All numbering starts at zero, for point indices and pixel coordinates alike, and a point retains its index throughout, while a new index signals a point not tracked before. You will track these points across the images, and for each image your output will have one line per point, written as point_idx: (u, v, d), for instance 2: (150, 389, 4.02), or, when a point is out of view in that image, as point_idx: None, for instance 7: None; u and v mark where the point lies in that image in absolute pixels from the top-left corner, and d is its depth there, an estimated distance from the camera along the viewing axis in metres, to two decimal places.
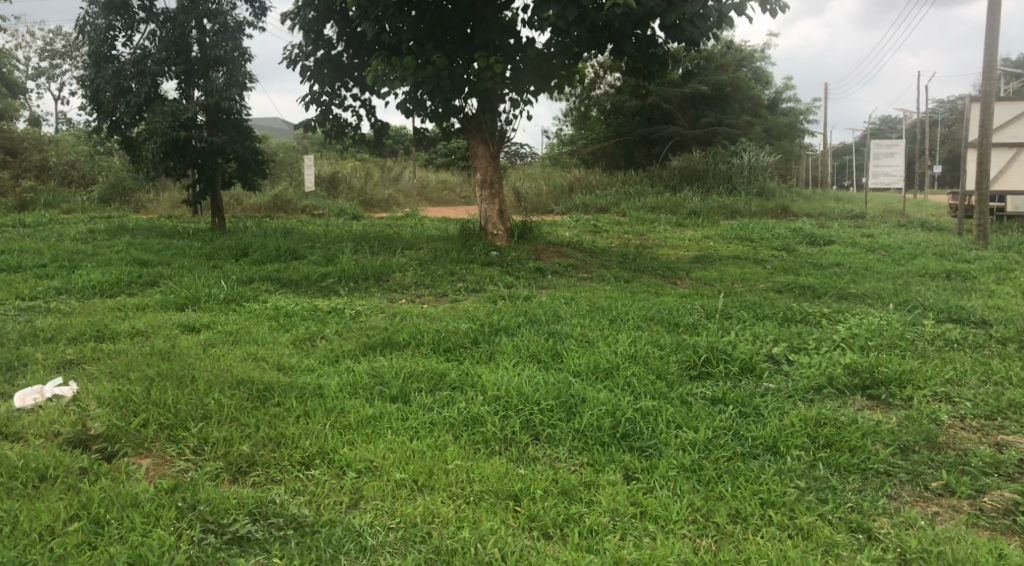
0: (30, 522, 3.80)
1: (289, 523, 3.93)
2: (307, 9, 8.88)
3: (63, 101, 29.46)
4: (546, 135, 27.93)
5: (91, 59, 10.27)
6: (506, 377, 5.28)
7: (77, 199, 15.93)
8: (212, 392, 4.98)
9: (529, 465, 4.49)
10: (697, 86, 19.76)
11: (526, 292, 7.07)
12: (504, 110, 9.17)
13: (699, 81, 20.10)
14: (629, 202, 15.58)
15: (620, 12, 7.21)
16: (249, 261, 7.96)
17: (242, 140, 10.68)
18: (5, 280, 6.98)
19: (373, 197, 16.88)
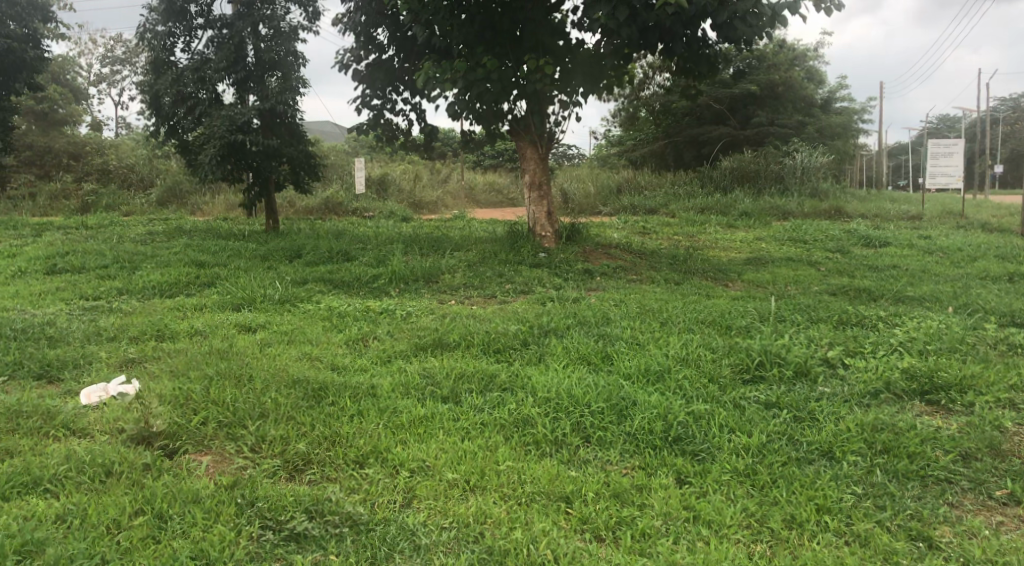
0: (99, 515, 3.92)
1: (344, 520, 3.99)
2: (358, 13, 9.00)
3: (123, 106, 30.31)
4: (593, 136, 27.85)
5: (152, 66, 10.53)
6: (557, 379, 5.29)
7: (136, 201, 16.38)
8: (269, 391, 5.07)
9: (580, 467, 4.49)
10: (747, 86, 19.51)
11: (575, 294, 7.08)
12: (554, 112, 9.17)
13: (750, 80, 19.86)
14: (678, 203, 15.45)
15: (671, 12, 7.14)
16: (303, 263, 8.09)
17: (296, 143, 10.86)
18: (71, 281, 7.20)
19: (422, 199, 17.05)
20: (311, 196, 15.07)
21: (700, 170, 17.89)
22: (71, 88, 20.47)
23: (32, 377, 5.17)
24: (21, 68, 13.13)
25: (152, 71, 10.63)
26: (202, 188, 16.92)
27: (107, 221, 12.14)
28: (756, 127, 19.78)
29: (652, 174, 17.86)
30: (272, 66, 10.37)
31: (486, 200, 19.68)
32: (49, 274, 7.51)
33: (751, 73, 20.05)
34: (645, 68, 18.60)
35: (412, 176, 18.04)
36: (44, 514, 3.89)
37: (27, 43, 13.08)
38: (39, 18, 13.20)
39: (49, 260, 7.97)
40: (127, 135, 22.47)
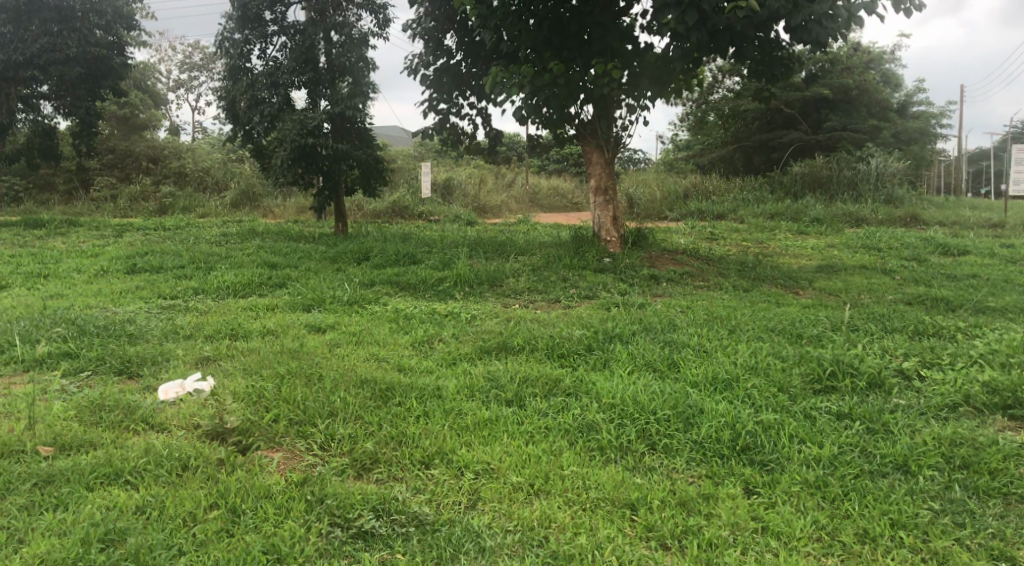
0: (175, 508, 4.03)
1: (410, 520, 4.04)
2: (427, 19, 9.14)
3: (200, 111, 31.29)
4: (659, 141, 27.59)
5: (228, 72, 10.83)
6: (622, 385, 5.25)
7: (210, 203, 16.85)
8: (338, 390, 5.17)
9: (646, 475, 4.46)
10: (819, 89, 19.07)
11: (640, 299, 7.01)
12: (620, 117, 9.12)
13: (822, 84, 19.43)
14: (746, 209, 15.22)
15: (742, 16, 7.04)
16: (371, 265, 8.22)
17: (365, 148, 11.04)
18: (149, 280, 7.43)
19: (487, 203, 17.14)
20: (378, 200, 15.31)
21: (770, 176, 17.56)
22: (150, 93, 21.24)
23: (114, 372, 5.36)
24: (107, 75, 13.68)
25: (228, 77, 10.93)
26: (274, 191, 17.31)
27: (183, 223, 12.54)
28: (828, 132, 19.32)
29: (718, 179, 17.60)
30: (343, 71, 10.57)
31: (549, 204, 19.67)
32: (129, 273, 7.80)
33: (824, 76, 19.60)
34: (713, 72, 19.63)
35: (477, 180, 18.14)
36: (125, 505, 4.03)
37: (112, 49, 13.66)
38: (123, 27, 13.73)
39: (129, 260, 8.27)
40: (203, 140, 23.16)
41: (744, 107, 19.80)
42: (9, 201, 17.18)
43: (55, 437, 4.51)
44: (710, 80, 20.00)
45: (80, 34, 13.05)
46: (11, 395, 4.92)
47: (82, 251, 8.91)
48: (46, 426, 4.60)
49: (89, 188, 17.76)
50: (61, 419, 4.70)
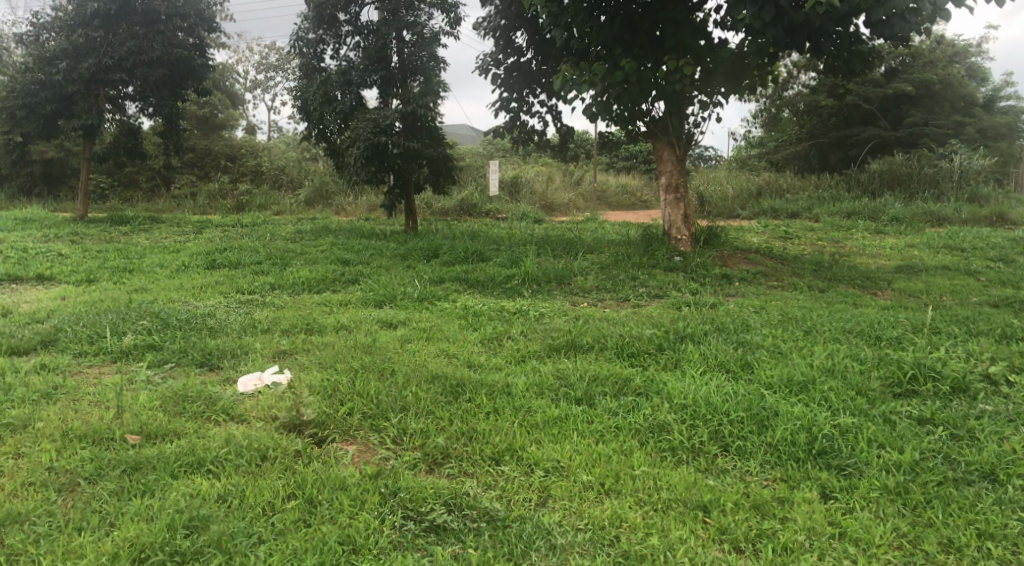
0: (255, 497, 4.15)
1: (482, 516, 4.08)
2: (498, 17, 9.18)
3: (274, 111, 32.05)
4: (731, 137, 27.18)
5: (304, 72, 11.08)
6: (694, 386, 5.18)
7: (285, 201, 17.21)
8: (410, 385, 5.24)
9: (718, 477, 4.40)
10: (901, 85, 18.50)
11: (712, 299, 6.91)
12: (692, 114, 8.99)
13: (905, 79, 18.85)
14: (823, 207, 14.89)
15: (822, 12, 6.89)
16: (440, 262, 8.30)
17: (436, 146, 11.16)
18: (228, 276, 7.65)
19: (554, 201, 17.12)
20: (446, 198, 15.43)
21: (847, 174, 17.12)
22: (228, 93, 21.84)
23: (196, 364, 5.53)
24: (189, 76, 14.12)
25: (302, 77, 11.20)
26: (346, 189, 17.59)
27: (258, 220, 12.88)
28: (908, 128, 18.68)
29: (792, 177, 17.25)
30: (414, 71, 10.71)
31: (617, 202, 19.51)
32: (209, 268, 8.03)
33: (906, 71, 19.01)
34: (789, 67, 19.66)
35: (544, 178, 18.15)
36: (207, 493, 4.15)
37: (194, 52, 14.05)
38: (205, 29, 14.15)
39: (209, 255, 8.51)
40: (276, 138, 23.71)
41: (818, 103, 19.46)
42: (96, 198, 17.92)
43: (141, 425, 4.66)
44: (785, 75, 19.75)
45: (164, 37, 13.47)
46: (101, 385, 5.11)
47: (164, 247, 9.22)
48: (133, 414, 4.76)
49: (169, 186, 18.40)
50: (148, 407, 4.87)
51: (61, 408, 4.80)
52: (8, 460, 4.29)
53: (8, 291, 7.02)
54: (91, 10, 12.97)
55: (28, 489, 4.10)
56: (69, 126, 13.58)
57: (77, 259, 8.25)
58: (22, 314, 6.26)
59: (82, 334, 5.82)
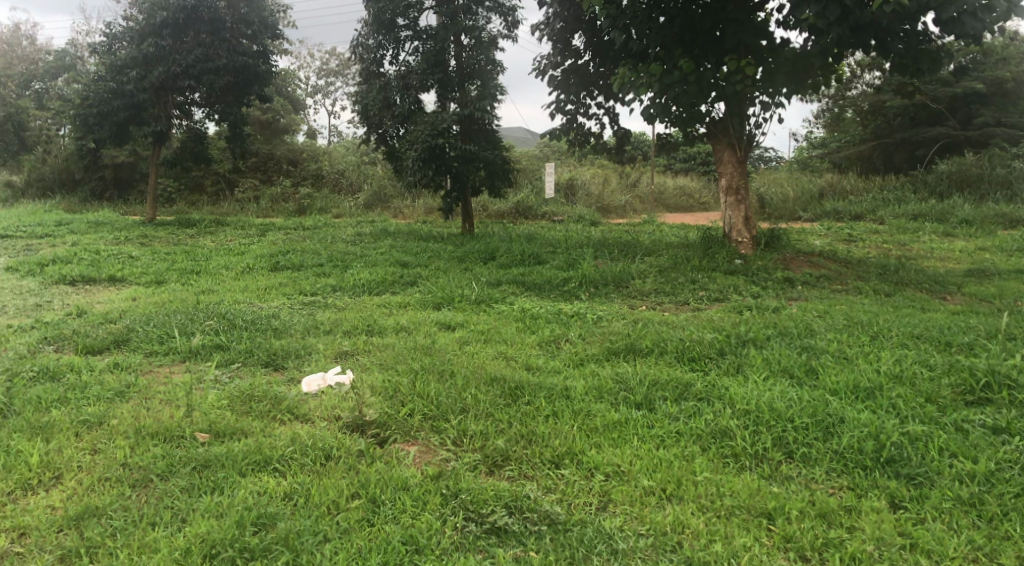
0: (320, 495, 4.21)
1: (542, 519, 4.07)
2: (556, 20, 9.18)
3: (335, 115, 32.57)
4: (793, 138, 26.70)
5: (364, 77, 11.23)
6: (757, 392, 5.10)
7: (345, 204, 17.45)
8: (469, 387, 5.27)
9: (782, 484, 4.33)
10: (972, 83, 17.92)
11: (775, 303, 6.81)
12: (754, 114, 8.86)
13: (976, 77, 18.27)
14: (888, 210, 14.53)
15: (890, 10, 6.74)
16: (498, 265, 8.34)
17: (493, 148, 11.19)
18: (291, 278, 7.80)
19: (610, 203, 17.05)
20: (503, 201, 15.49)
21: (914, 176, 16.67)
22: (290, 98, 22.25)
23: (262, 364, 5.64)
24: (253, 82, 14.45)
25: (362, 81, 11.36)
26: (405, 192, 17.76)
27: (319, 223, 13.14)
28: (979, 127, 18.06)
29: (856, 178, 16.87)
30: (472, 74, 10.78)
31: (676, 204, 19.31)
32: (273, 270, 8.21)
33: (977, 68, 18.41)
34: (854, 66, 19.38)
35: (601, 181, 18.09)
36: (274, 491, 4.23)
37: (258, 58, 14.38)
38: (269, 36, 14.48)
39: (273, 258, 8.69)
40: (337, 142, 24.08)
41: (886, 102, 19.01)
42: (163, 201, 18.48)
43: (211, 424, 4.77)
44: (850, 75, 19.51)
45: (229, 44, 13.80)
46: (171, 384, 5.25)
47: (229, 249, 9.44)
48: (202, 413, 4.88)
49: (232, 189, 18.87)
50: (216, 406, 4.98)
51: (133, 405, 4.95)
52: (85, 455, 4.43)
53: (83, 291, 7.28)
54: (160, 19, 13.32)
55: (104, 484, 4.22)
56: (139, 132, 14.03)
57: (147, 261, 8.51)
58: (97, 314, 6.49)
59: (153, 334, 5.99)
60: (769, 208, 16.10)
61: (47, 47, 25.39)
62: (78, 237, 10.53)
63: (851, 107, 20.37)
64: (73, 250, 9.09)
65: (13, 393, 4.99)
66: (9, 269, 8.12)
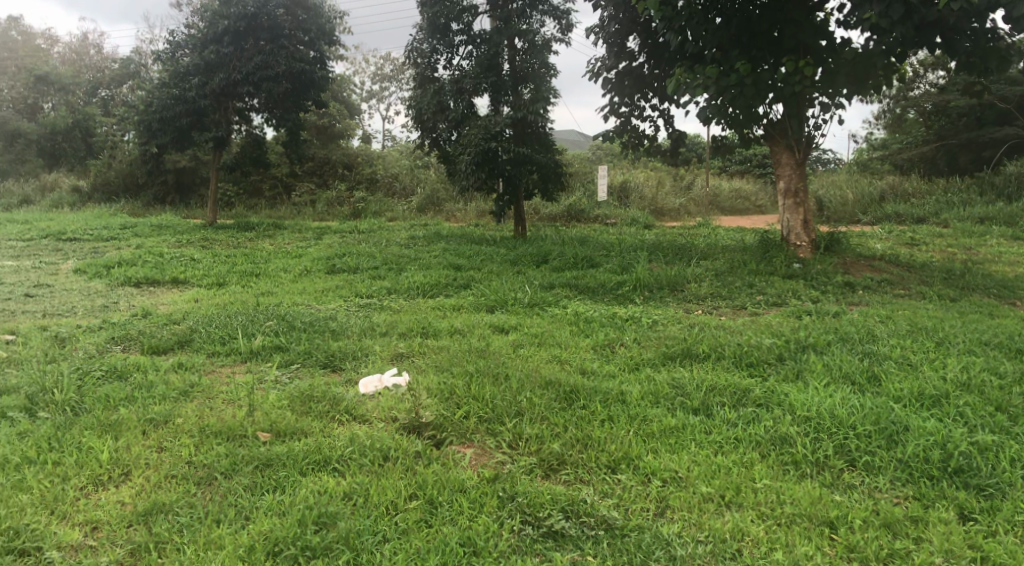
0: (378, 495, 4.26)
1: (599, 523, 4.06)
2: (611, 23, 9.17)
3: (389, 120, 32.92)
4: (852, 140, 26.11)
5: (418, 82, 11.34)
6: (817, 398, 5.01)
7: (399, 208, 17.62)
8: (524, 390, 5.27)
9: (845, 493, 4.24)
10: None
11: (836, 308, 6.68)
12: (813, 116, 8.72)
13: None
14: (952, 213, 14.14)
15: (957, 9, 6.58)
16: (551, 268, 8.34)
17: (545, 152, 11.18)
18: (348, 280, 7.90)
19: (664, 206, 16.91)
20: (554, 204, 15.48)
21: (980, 178, 16.18)
22: (346, 103, 22.56)
23: (319, 366, 5.72)
24: (310, 87, 14.57)
25: (417, 86, 11.47)
26: (458, 196, 17.87)
27: (373, 226, 13.31)
28: None
29: (918, 180, 16.46)
30: (526, 78, 10.80)
31: (732, 207, 19.07)
32: (330, 273, 8.33)
33: None
34: (917, 66, 18.91)
35: (655, 183, 17.97)
36: (334, 490, 4.28)
37: (315, 64, 14.63)
38: (325, 42, 14.71)
39: (329, 261, 8.82)
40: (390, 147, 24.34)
41: (950, 102, 18.50)
42: (223, 205, 18.90)
43: (272, 424, 4.85)
44: (912, 74, 19.02)
45: (287, 51, 13.94)
46: (233, 384, 5.36)
47: (287, 252, 9.62)
48: (263, 413, 4.96)
49: (290, 193, 19.23)
50: (277, 406, 5.07)
51: (197, 405, 5.05)
52: (152, 453, 4.54)
53: (147, 293, 7.48)
54: (221, 27, 13.63)
55: (170, 482, 4.32)
56: (201, 138, 14.40)
57: (209, 263, 8.70)
58: (162, 315, 6.67)
59: (215, 334, 6.13)
60: (827, 211, 15.87)
61: (113, 56, 26.16)
62: (143, 240, 10.84)
63: (914, 107, 19.88)
64: (137, 253, 9.36)
65: (84, 391, 5.15)
66: (78, 271, 8.39)
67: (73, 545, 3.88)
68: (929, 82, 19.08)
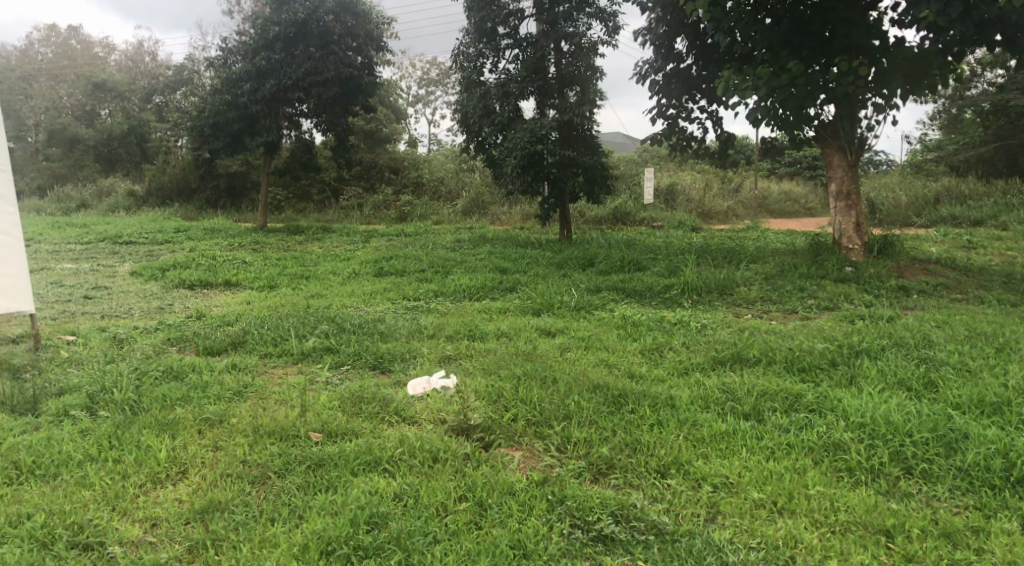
0: (429, 497, 4.28)
1: (649, 528, 4.03)
2: (659, 25, 9.14)
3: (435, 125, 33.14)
4: (906, 141, 25.56)
5: (464, 85, 11.40)
6: (871, 404, 4.91)
7: (445, 211, 17.73)
8: (572, 394, 5.26)
9: (902, 501, 4.16)
10: None
11: (890, 312, 6.56)
12: (865, 117, 8.59)
13: None
14: (1011, 215, 13.77)
15: (1017, 6, 6.42)
16: (597, 271, 8.31)
17: (591, 155, 11.15)
18: (396, 283, 7.98)
19: (713, 209, 16.80)
20: (600, 207, 15.44)
21: None
22: (392, 108, 22.77)
23: (369, 367, 5.79)
24: (357, 92, 14.74)
25: (463, 90, 11.54)
26: (503, 199, 17.92)
27: (420, 230, 13.40)
28: None
29: (974, 181, 16.06)
30: (572, 81, 10.79)
31: (781, 209, 18.83)
32: (378, 276, 8.41)
33: None
34: (974, 64, 18.45)
35: (702, 186, 17.82)
36: (385, 491, 4.32)
37: (363, 70, 14.80)
38: (373, 48, 14.89)
39: (377, 264, 8.91)
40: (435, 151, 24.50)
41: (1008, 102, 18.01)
42: (273, 208, 19.32)
43: (323, 425, 4.91)
44: (969, 74, 18.57)
45: (336, 57, 14.17)
46: (285, 385, 5.45)
47: (335, 255, 9.74)
48: (315, 413, 5.03)
49: (337, 197, 19.48)
50: (328, 407, 5.14)
51: (251, 405, 5.14)
52: (208, 451, 4.63)
53: (201, 295, 7.64)
54: (272, 34, 13.88)
55: (226, 480, 4.40)
56: (252, 143, 14.68)
57: (260, 266, 8.86)
58: (215, 316, 6.80)
59: (267, 336, 6.23)
60: (879, 213, 15.58)
61: (167, 63, 26.78)
62: (195, 243, 11.07)
63: (970, 107, 19.40)
64: (190, 256, 9.56)
65: (142, 391, 5.27)
66: (135, 273, 8.61)
67: (134, 541, 3.97)
68: (986, 81, 18.60)
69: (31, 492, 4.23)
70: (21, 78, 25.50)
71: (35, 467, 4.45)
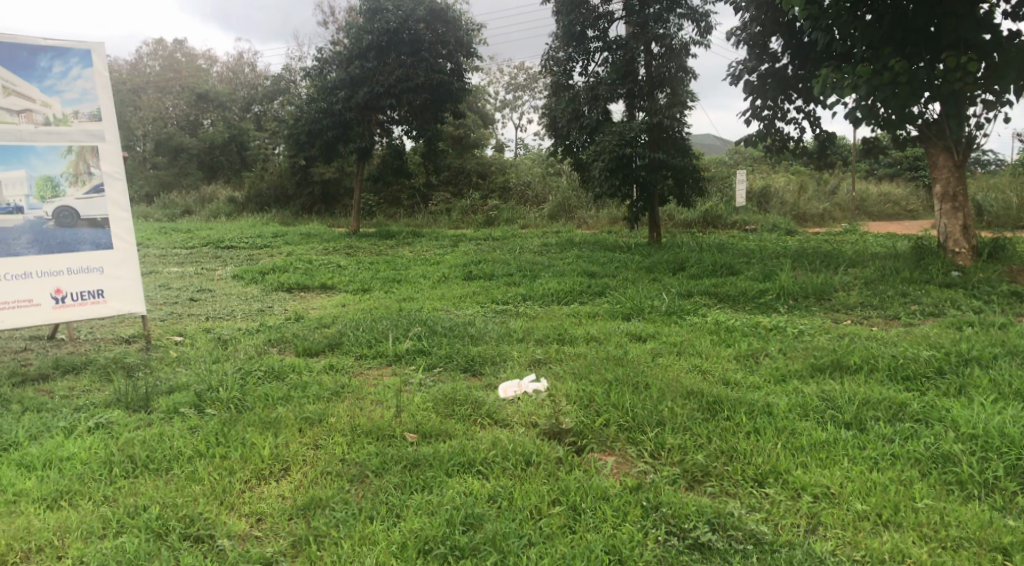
0: (522, 500, 4.30)
1: (747, 538, 3.94)
2: (753, 25, 9.01)
3: None
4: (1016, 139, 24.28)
5: (553, 89, 11.44)
6: (984, 415, 4.69)
7: (531, 216, 17.79)
8: (665, 400, 5.18)
9: (1019, 518, 3.96)
10: None
11: (1003, 319, 6.25)
12: (974, 114, 8.23)
13: None
14: None
15: None
16: (687, 275, 8.20)
17: (681, 157, 11.03)
18: (485, 287, 8.05)
19: (806, 211, 16.38)
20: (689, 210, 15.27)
21: None
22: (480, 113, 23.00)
23: (461, 369, 5.87)
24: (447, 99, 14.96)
25: (551, 94, 11.58)
26: (591, 203, 17.89)
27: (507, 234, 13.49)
28: None
29: None
30: (662, 82, 10.69)
31: (881, 211, 18.24)
32: (467, 279, 8.52)
33: None
34: None
35: (795, 188, 17.40)
36: (479, 493, 4.36)
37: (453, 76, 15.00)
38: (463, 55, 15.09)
39: (466, 267, 9.02)
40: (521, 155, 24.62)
41: None
42: (364, 214, 19.83)
43: (417, 425, 4.99)
44: None
45: (427, 63, 14.37)
46: (380, 386, 5.57)
47: (424, 259, 9.92)
48: (409, 414, 5.12)
49: (427, 202, 19.81)
50: (422, 409, 5.22)
51: (348, 405, 5.27)
52: (308, 450, 4.77)
53: (297, 298, 7.88)
54: (365, 43, 14.25)
55: (326, 478, 4.52)
56: (346, 149, 15.08)
57: (353, 270, 9.08)
58: (312, 319, 7.01)
59: (362, 338, 6.38)
60: (986, 215, 14.85)
61: (264, 74, 27.78)
62: (290, 247, 11.44)
63: None
64: (287, 260, 9.89)
65: (245, 390, 5.47)
66: (235, 276, 8.95)
67: (241, 534, 4.11)
68: None
69: (146, 485, 4.43)
70: (132, 91, 26.95)
71: (149, 461, 4.66)
